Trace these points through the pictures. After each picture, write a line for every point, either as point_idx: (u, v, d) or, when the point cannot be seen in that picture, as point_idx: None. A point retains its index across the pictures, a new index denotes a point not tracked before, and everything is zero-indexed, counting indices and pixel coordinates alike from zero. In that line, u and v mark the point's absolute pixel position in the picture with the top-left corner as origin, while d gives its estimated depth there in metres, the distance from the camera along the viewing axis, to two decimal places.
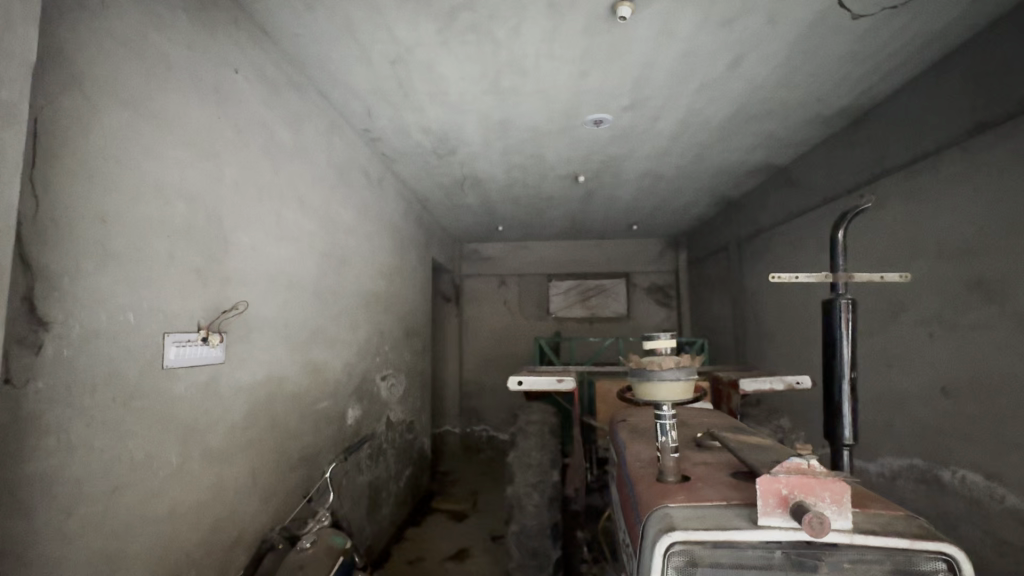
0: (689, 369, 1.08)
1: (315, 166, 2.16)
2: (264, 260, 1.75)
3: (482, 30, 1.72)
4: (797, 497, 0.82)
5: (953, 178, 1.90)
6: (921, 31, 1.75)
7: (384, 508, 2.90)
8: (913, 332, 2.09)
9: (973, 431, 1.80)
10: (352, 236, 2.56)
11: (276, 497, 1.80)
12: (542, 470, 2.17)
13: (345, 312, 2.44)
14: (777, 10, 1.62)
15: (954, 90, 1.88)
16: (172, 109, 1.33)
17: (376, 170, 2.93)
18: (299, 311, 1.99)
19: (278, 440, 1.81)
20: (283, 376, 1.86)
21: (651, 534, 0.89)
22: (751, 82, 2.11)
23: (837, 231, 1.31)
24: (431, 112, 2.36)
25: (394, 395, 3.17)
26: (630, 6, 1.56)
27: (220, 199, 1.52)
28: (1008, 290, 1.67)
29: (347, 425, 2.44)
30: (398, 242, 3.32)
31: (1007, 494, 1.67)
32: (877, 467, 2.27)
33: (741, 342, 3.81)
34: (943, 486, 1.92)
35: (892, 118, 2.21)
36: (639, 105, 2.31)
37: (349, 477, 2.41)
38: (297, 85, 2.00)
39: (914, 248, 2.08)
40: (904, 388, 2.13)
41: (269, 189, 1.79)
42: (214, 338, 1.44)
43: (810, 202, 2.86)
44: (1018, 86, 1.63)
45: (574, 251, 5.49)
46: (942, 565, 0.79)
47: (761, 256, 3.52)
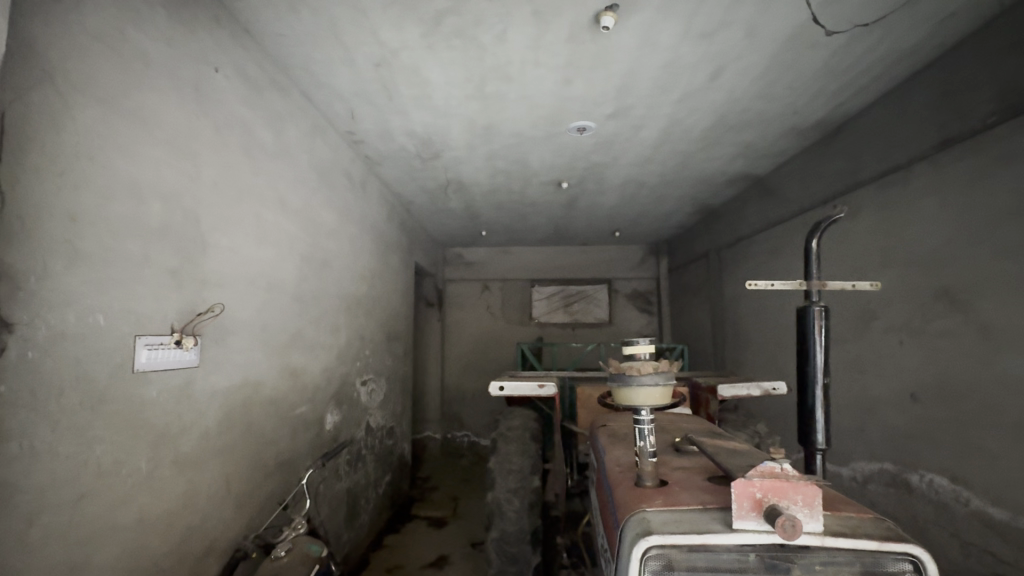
0: (667, 374, 1.09)
1: (297, 167, 2.14)
2: (242, 262, 1.72)
3: (467, 35, 1.73)
4: (770, 500, 0.83)
5: (921, 191, 1.97)
6: (891, 49, 1.81)
7: (362, 515, 2.86)
8: (884, 339, 2.15)
9: (940, 436, 1.86)
10: (333, 239, 2.53)
11: (250, 504, 1.75)
12: (523, 476, 2.16)
13: (324, 315, 2.41)
14: (755, 24, 1.67)
15: (921, 107, 1.95)
16: (150, 108, 1.31)
17: (360, 173, 2.91)
18: (277, 314, 1.96)
19: (253, 446, 1.77)
20: (260, 380, 1.82)
21: (628, 538, 0.89)
22: (730, 94, 2.16)
23: (811, 241, 1.33)
24: (416, 116, 2.35)
25: (374, 400, 3.14)
26: (614, 15, 1.59)
27: (197, 199, 1.49)
28: (974, 300, 1.74)
29: (325, 429, 2.40)
30: (380, 245, 3.30)
31: (971, 497, 1.73)
32: (849, 471, 2.33)
33: (719, 347, 3.87)
34: (911, 490, 1.98)
35: (865, 133, 2.29)
36: (622, 113, 2.34)
37: (327, 483, 2.37)
38: (280, 85, 1.98)
39: (885, 258, 2.15)
40: (875, 394, 2.19)
41: (249, 190, 1.76)
42: (188, 342, 1.41)
43: (788, 212, 2.93)
44: (982, 104, 1.70)
45: (557, 257, 5.51)
46: (908, 566, 0.81)
47: (740, 264, 3.59)
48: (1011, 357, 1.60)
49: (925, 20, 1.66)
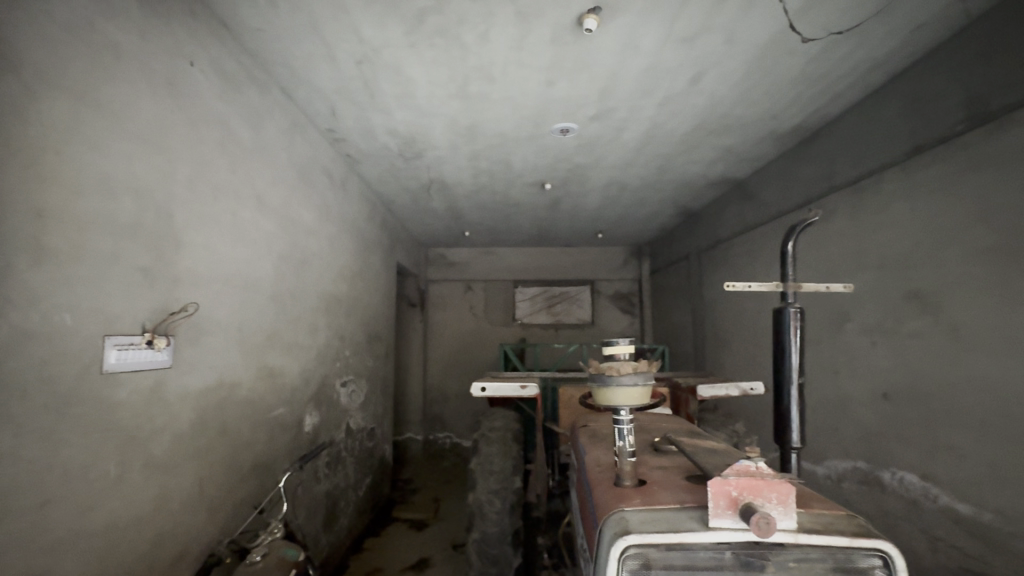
0: (647, 374, 1.10)
1: (276, 165, 2.10)
2: (218, 260, 1.68)
3: (450, 35, 1.72)
4: (746, 498, 0.84)
5: (893, 196, 2.03)
6: (865, 57, 1.86)
7: (342, 518, 2.82)
8: (857, 340, 2.21)
9: (910, 434, 1.91)
10: (313, 238, 2.49)
11: (225, 509, 1.71)
12: (505, 477, 2.16)
13: (303, 315, 2.37)
14: (735, 30, 1.70)
15: (893, 115, 2.01)
16: (122, 101, 1.27)
17: (341, 171, 2.88)
18: (254, 314, 1.92)
19: (229, 448, 1.73)
20: (236, 382, 1.78)
21: (607, 537, 0.90)
22: (710, 98, 2.19)
23: (787, 243, 1.36)
24: (398, 114, 2.33)
25: (354, 401, 3.10)
26: (596, 18, 1.60)
27: (171, 196, 1.45)
28: (943, 302, 1.79)
29: (304, 432, 2.36)
30: (360, 244, 3.26)
31: (940, 494, 1.78)
32: (824, 469, 2.38)
33: (699, 348, 3.93)
34: (883, 487, 2.03)
35: (839, 139, 2.34)
36: (604, 115, 2.36)
37: (305, 486, 2.34)
38: (258, 81, 1.94)
39: (858, 261, 2.20)
40: (849, 393, 2.24)
41: (225, 187, 1.73)
42: (160, 342, 1.37)
43: (765, 215, 2.99)
44: (951, 112, 1.75)
45: (540, 258, 5.53)
46: (878, 561, 0.83)
47: (719, 266, 3.65)
48: (978, 358, 1.65)
49: (898, 30, 1.70)
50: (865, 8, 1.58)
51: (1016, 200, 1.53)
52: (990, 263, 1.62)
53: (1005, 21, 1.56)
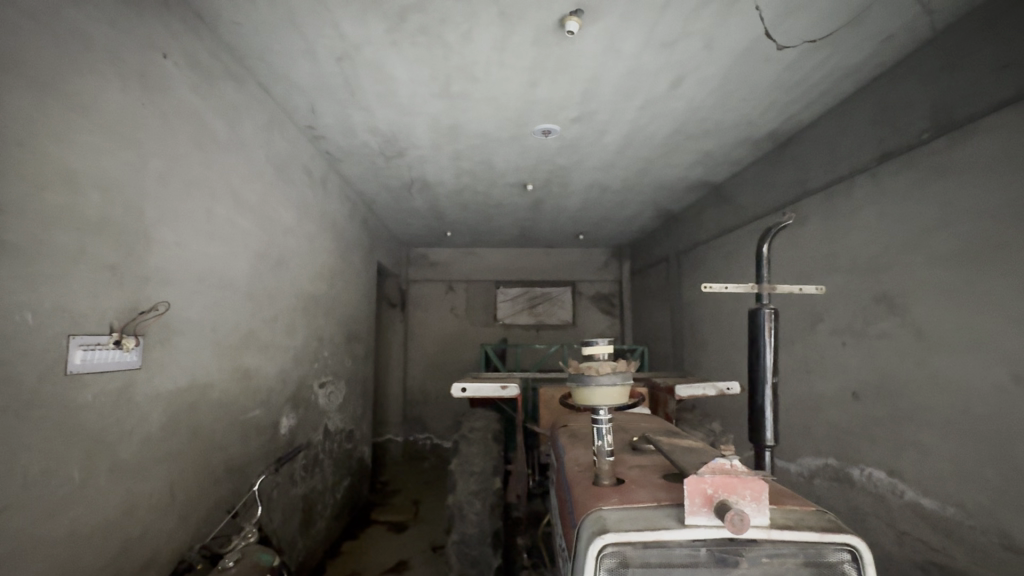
0: (625, 374, 1.11)
1: (252, 161, 2.06)
2: (191, 258, 1.63)
3: (433, 33, 1.71)
4: (721, 496, 0.86)
5: (863, 201, 2.09)
6: (838, 65, 1.91)
7: (319, 521, 2.78)
8: (829, 341, 2.27)
9: (878, 432, 1.97)
10: (291, 236, 2.45)
11: (196, 513, 1.67)
12: (485, 478, 2.15)
13: (280, 315, 2.33)
14: (713, 36, 1.73)
15: (864, 122, 2.07)
16: (89, 93, 1.23)
17: (320, 169, 2.83)
18: (228, 314, 1.87)
19: (201, 451, 1.69)
20: (209, 383, 1.74)
21: (585, 536, 0.90)
22: (689, 103, 2.23)
23: (762, 245, 1.39)
24: (379, 112, 2.31)
25: (332, 402, 3.05)
26: (578, 21, 1.61)
27: (142, 191, 1.41)
28: (909, 304, 1.85)
29: (280, 434, 2.32)
30: (340, 243, 3.21)
31: (905, 489, 1.84)
32: (797, 466, 2.44)
33: (677, 348, 3.98)
34: (853, 484, 2.09)
35: (813, 145, 2.41)
36: (586, 117, 2.37)
37: (281, 489, 2.29)
38: (235, 75, 1.90)
39: (830, 264, 2.27)
40: (821, 393, 2.30)
41: (199, 183, 1.68)
42: (128, 342, 1.32)
43: (742, 218, 3.05)
44: (917, 121, 1.81)
45: (522, 259, 5.54)
46: (847, 556, 0.85)
47: (697, 268, 3.71)
48: (942, 358, 1.71)
49: (868, 40, 1.76)
50: (837, 19, 1.63)
51: (978, 207, 1.60)
52: (952, 267, 1.68)
53: (968, 34, 1.62)
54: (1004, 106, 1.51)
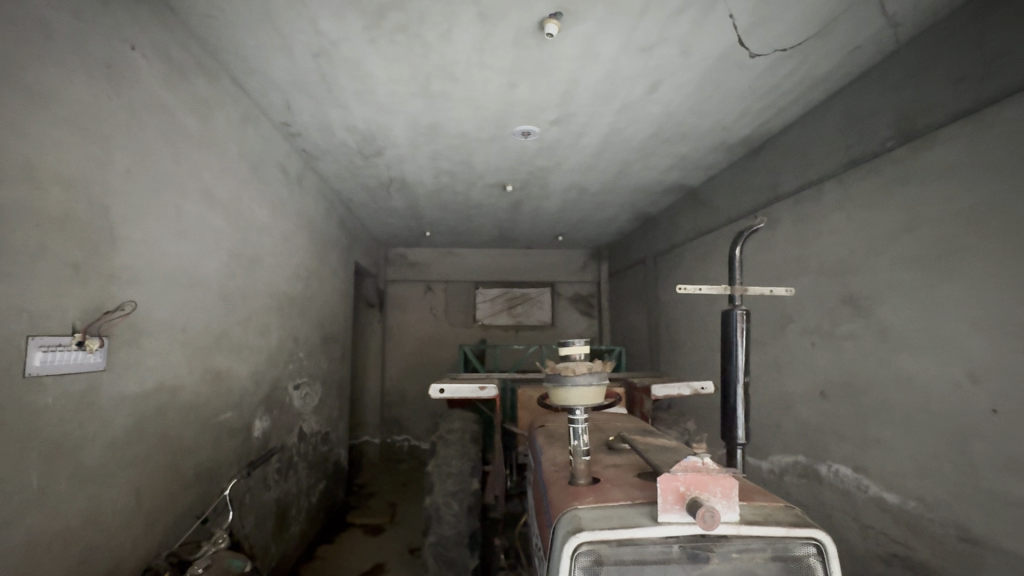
0: (601, 374, 1.13)
1: (225, 157, 2.01)
2: (160, 257, 1.59)
3: (411, 32, 1.70)
4: (693, 493, 0.87)
5: (831, 206, 2.15)
6: (808, 74, 1.97)
7: (293, 526, 2.73)
8: (799, 341, 2.34)
9: (844, 429, 2.04)
10: (265, 235, 2.40)
11: (164, 519, 1.62)
12: (462, 478, 2.14)
13: (253, 315, 2.27)
14: (689, 43, 1.76)
15: (832, 129, 2.14)
16: (49, 83, 1.17)
17: (296, 167, 2.78)
18: (199, 314, 1.82)
19: (169, 455, 1.64)
20: (178, 385, 1.69)
21: (560, 536, 0.91)
22: (666, 108, 2.27)
23: (735, 247, 1.42)
24: (357, 110, 2.28)
25: (308, 404, 3.00)
26: (557, 23, 1.62)
27: (108, 187, 1.36)
28: (874, 305, 1.92)
29: (253, 437, 2.27)
30: (316, 242, 3.16)
31: (869, 484, 1.90)
32: (768, 464, 2.51)
33: (654, 348, 4.04)
34: (820, 480, 2.15)
35: (785, 151, 2.47)
36: (565, 119, 2.39)
37: (254, 493, 2.24)
38: (207, 69, 1.85)
39: (800, 266, 2.34)
40: (791, 392, 2.37)
41: (169, 179, 1.63)
42: (92, 343, 1.28)
43: (717, 221, 3.11)
44: (882, 130, 1.88)
45: (501, 260, 5.54)
46: (813, 549, 0.88)
47: (673, 269, 3.77)
48: (904, 357, 1.78)
49: (837, 50, 1.82)
50: (807, 29, 1.68)
51: (938, 213, 1.67)
52: (913, 270, 1.75)
53: (930, 47, 1.69)
54: (962, 116, 1.58)
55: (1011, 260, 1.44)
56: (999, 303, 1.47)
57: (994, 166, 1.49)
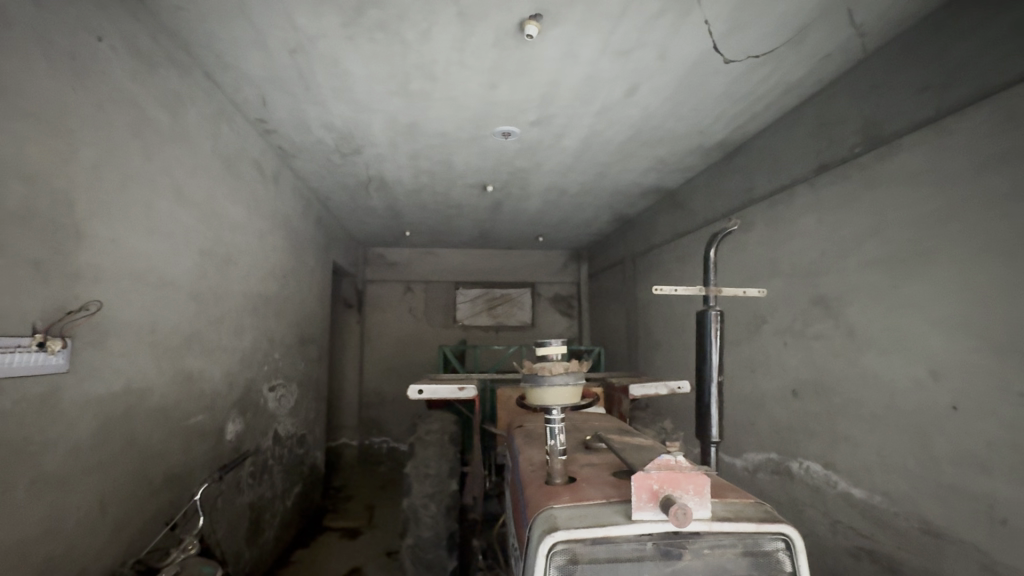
0: (577, 374, 1.14)
1: (197, 153, 1.95)
2: (128, 256, 1.54)
3: (390, 30, 1.68)
4: (666, 491, 0.89)
5: (803, 210, 2.21)
6: (780, 80, 2.02)
7: (267, 530, 2.67)
8: (772, 341, 2.39)
9: (814, 427, 2.10)
10: (240, 233, 2.35)
11: (130, 526, 1.57)
12: (441, 480, 2.13)
13: (227, 315, 2.22)
14: (667, 47, 1.79)
15: (804, 135, 2.20)
16: (10, 74, 1.13)
17: (272, 165, 2.73)
18: (169, 314, 1.77)
19: (137, 460, 1.59)
20: (146, 387, 1.64)
21: (536, 535, 0.91)
22: (644, 111, 2.30)
23: (709, 249, 1.45)
24: (335, 108, 2.25)
25: (283, 406, 2.94)
26: (537, 25, 1.63)
27: (72, 182, 1.31)
28: (843, 306, 1.97)
29: (225, 440, 2.21)
30: (293, 241, 3.10)
31: (838, 480, 1.96)
32: (742, 461, 2.56)
33: (632, 349, 4.09)
34: (792, 476, 2.21)
35: (759, 155, 2.53)
36: (544, 121, 2.40)
37: (226, 498, 2.19)
38: (178, 62, 1.80)
39: (773, 268, 2.39)
40: (764, 390, 2.42)
41: (138, 176, 1.59)
42: (54, 344, 1.23)
43: (694, 223, 3.17)
44: (850, 136, 1.94)
45: (482, 260, 5.53)
46: (781, 544, 0.90)
47: (651, 271, 3.82)
48: (870, 357, 1.84)
49: (807, 58, 1.87)
50: (780, 36, 1.72)
51: (902, 216, 1.72)
52: (879, 272, 1.81)
53: (895, 57, 1.75)
54: (925, 125, 1.64)
55: (971, 262, 1.50)
56: (958, 304, 1.53)
57: (955, 173, 1.55)
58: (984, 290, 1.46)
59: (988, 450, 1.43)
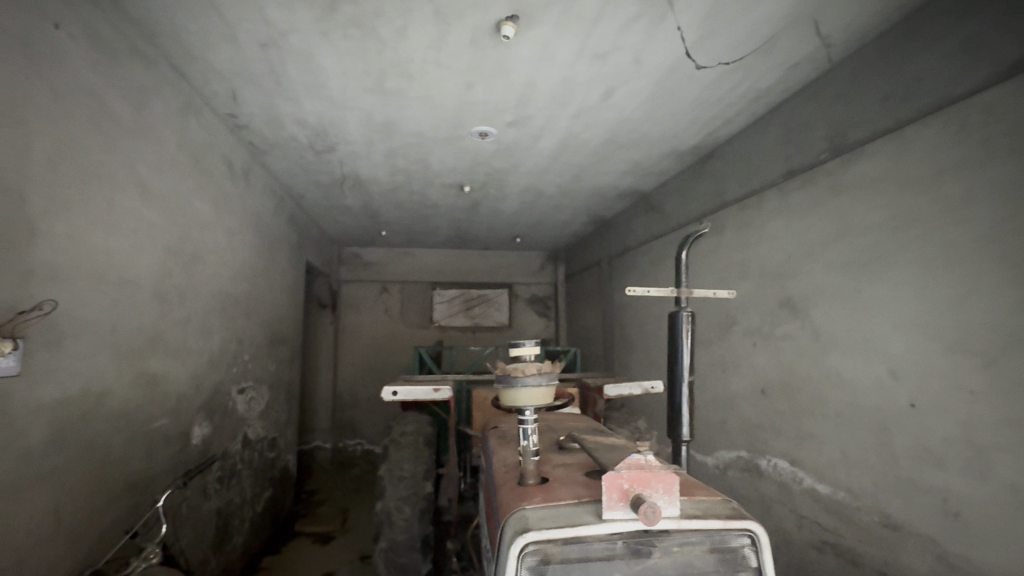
0: (551, 375, 1.15)
1: (163, 148, 1.89)
2: (87, 254, 1.48)
3: (365, 26, 1.66)
4: (636, 490, 0.90)
5: (772, 213, 2.27)
6: (751, 87, 2.07)
7: (235, 537, 2.60)
8: (742, 342, 2.45)
9: (782, 425, 2.16)
10: (208, 231, 2.28)
11: (87, 536, 1.50)
12: (415, 482, 2.11)
13: (194, 315, 2.15)
14: (641, 51, 1.81)
15: (773, 141, 2.26)
16: None
17: (242, 161, 2.66)
18: (131, 314, 1.71)
19: (94, 466, 1.52)
20: (105, 391, 1.57)
21: (508, 536, 0.91)
22: (620, 114, 2.33)
23: (682, 251, 1.48)
24: (308, 104, 2.21)
25: (253, 409, 2.87)
26: (514, 26, 1.63)
27: (24, 175, 1.25)
28: (809, 308, 2.03)
29: (191, 444, 2.14)
30: (264, 239, 3.03)
31: (804, 477, 2.02)
32: (713, 459, 2.62)
33: (608, 349, 4.13)
34: (760, 473, 2.27)
35: (730, 160, 2.59)
36: (521, 122, 2.40)
37: (191, 504, 2.11)
38: (142, 53, 1.74)
39: (743, 271, 2.45)
40: (735, 390, 2.48)
41: (97, 170, 1.52)
42: (4, 347, 1.16)
43: (668, 226, 3.22)
44: (817, 143, 2.00)
45: (459, 261, 5.51)
46: (747, 540, 0.92)
47: (626, 272, 3.87)
48: (835, 357, 1.90)
49: (776, 66, 1.92)
50: (749, 45, 1.77)
51: (865, 222, 1.79)
52: (843, 275, 1.87)
53: (858, 68, 1.82)
54: (885, 133, 1.71)
55: (928, 267, 1.56)
56: (916, 307, 1.59)
57: (913, 180, 1.62)
58: (941, 292, 1.52)
59: (943, 446, 1.50)
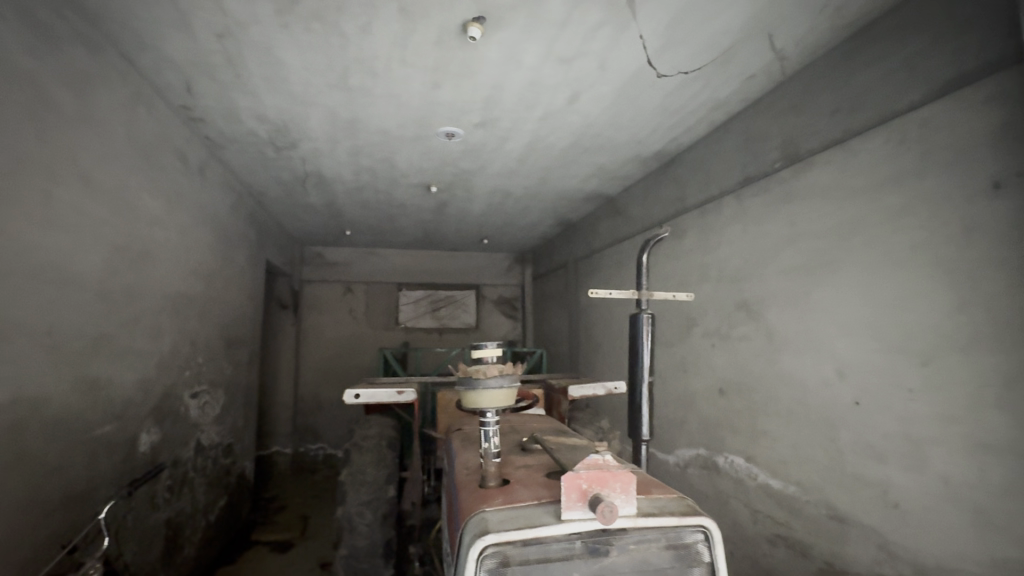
0: (512, 376, 1.15)
1: (109, 140, 1.79)
2: (20, 250, 1.38)
3: (328, 21, 1.62)
4: (594, 489, 0.91)
5: (730, 218, 2.35)
6: (711, 96, 2.14)
7: (186, 547, 2.48)
8: (701, 342, 2.52)
9: (738, 423, 2.23)
10: (158, 228, 2.17)
11: (17, 551, 1.40)
12: (377, 486, 2.07)
13: (142, 316, 2.05)
14: (607, 57, 1.85)
15: (731, 149, 2.34)
16: None
17: (197, 156, 2.55)
18: (71, 315, 1.61)
19: (27, 476, 1.42)
20: (42, 397, 1.47)
21: (467, 539, 0.91)
22: (585, 118, 2.36)
23: (642, 255, 1.51)
24: (268, 99, 2.14)
25: (207, 413, 2.75)
26: (480, 27, 1.63)
27: None
28: (763, 310, 2.12)
29: (138, 451, 2.04)
30: (220, 237, 2.91)
31: (758, 473, 2.09)
32: (674, 457, 2.68)
33: (574, 351, 4.18)
34: (718, 470, 2.34)
35: (691, 166, 2.67)
36: (488, 123, 2.40)
37: (137, 514, 2.01)
38: (86, 39, 1.64)
39: (703, 274, 2.53)
40: (694, 389, 2.55)
41: (33, 161, 1.43)
42: None
43: (632, 229, 3.28)
44: (772, 151, 2.09)
45: (426, 261, 5.46)
46: (700, 536, 0.95)
47: (591, 274, 3.92)
48: (786, 357, 1.98)
49: (734, 77, 1.99)
50: (706, 56, 1.83)
51: (815, 227, 1.88)
52: (795, 278, 1.96)
53: (810, 81, 1.90)
54: (834, 144, 1.80)
55: (871, 271, 1.65)
56: (861, 309, 1.68)
57: (858, 189, 1.71)
58: (883, 296, 1.60)
59: (883, 441, 1.58)
